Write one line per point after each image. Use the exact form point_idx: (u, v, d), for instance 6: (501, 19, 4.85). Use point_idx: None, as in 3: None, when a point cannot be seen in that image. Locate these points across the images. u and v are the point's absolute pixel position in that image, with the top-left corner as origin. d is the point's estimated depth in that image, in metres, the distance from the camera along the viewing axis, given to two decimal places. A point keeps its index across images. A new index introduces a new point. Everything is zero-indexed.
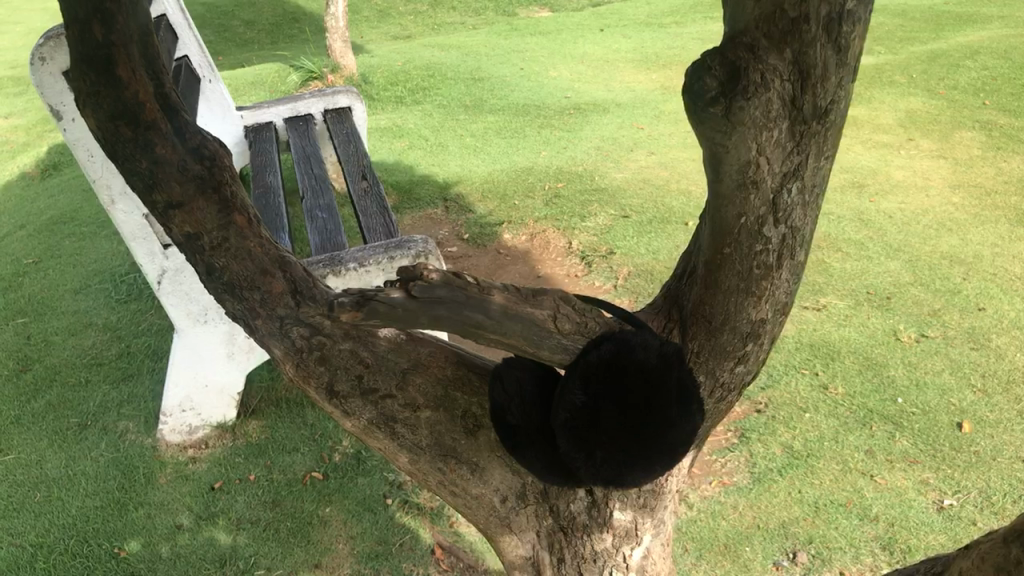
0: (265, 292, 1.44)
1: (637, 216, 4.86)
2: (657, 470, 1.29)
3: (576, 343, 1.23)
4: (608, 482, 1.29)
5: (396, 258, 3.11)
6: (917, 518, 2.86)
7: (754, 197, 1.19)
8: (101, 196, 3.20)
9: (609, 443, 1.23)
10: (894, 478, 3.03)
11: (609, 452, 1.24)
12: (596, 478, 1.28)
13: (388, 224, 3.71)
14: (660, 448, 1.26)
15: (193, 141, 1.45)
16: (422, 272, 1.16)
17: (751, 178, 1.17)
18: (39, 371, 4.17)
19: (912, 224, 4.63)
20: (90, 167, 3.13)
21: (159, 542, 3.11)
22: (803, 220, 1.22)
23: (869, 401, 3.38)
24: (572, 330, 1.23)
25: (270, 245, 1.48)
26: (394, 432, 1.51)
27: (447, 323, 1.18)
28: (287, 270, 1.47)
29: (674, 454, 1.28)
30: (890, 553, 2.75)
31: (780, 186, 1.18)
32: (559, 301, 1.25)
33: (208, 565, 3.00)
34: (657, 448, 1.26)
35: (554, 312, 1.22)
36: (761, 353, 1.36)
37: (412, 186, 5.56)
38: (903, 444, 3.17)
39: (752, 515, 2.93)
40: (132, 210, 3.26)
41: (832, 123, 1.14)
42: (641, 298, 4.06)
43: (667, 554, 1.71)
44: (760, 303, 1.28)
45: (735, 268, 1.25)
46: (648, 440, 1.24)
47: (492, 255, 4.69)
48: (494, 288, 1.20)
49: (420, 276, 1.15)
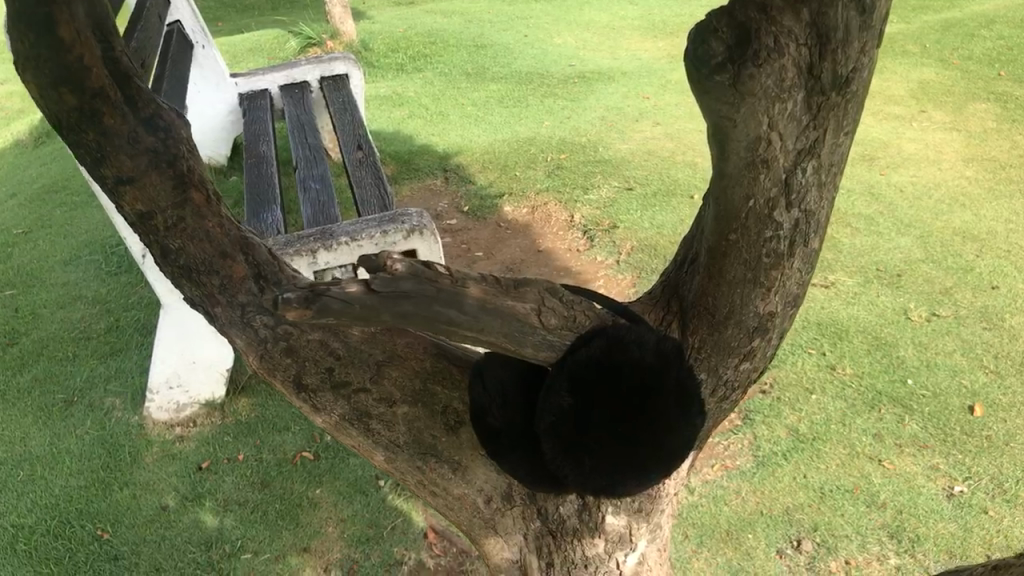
0: (225, 277, 1.31)
1: (641, 188, 4.72)
2: (654, 479, 1.17)
3: (562, 340, 1.10)
4: (597, 490, 1.17)
5: (388, 232, 2.97)
6: (927, 506, 2.75)
7: (764, 178, 1.05)
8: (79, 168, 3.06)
9: (599, 449, 1.12)
10: (903, 463, 2.92)
11: (599, 460, 1.12)
12: (586, 489, 1.17)
13: (382, 197, 3.58)
14: (656, 456, 1.14)
15: (147, 111, 1.31)
16: (383, 263, 0.94)
17: (761, 156, 1.04)
18: (26, 345, 4.06)
19: (924, 198, 4.49)
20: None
21: (144, 524, 3.02)
22: (819, 203, 1.09)
23: (878, 382, 3.26)
24: (558, 325, 1.10)
25: (233, 227, 1.34)
26: (369, 428, 1.39)
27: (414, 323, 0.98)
28: (249, 253, 1.34)
29: (671, 461, 1.17)
30: (897, 542, 2.64)
31: (794, 165, 1.05)
32: (543, 293, 1.10)
33: (194, 549, 2.91)
34: (652, 456, 1.14)
35: (537, 306, 1.08)
36: (769, 348, 1.24)
37: (411, 156, 5.42)
38: (912, 428, 3.05)
39: (756, 500, 2.82)
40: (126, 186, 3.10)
41: (855, 93, 1.00)
42: (644, 274, 3.94)
43: (664, 558, 1.59)
44: (769, 295, 1.16)
45: (741, 256, 1.12)
46: (643, 446, 1.13)
47: (491, 227, 4.56)
48: (470, 281, 1.02)
49: (381, 268, 0.93)
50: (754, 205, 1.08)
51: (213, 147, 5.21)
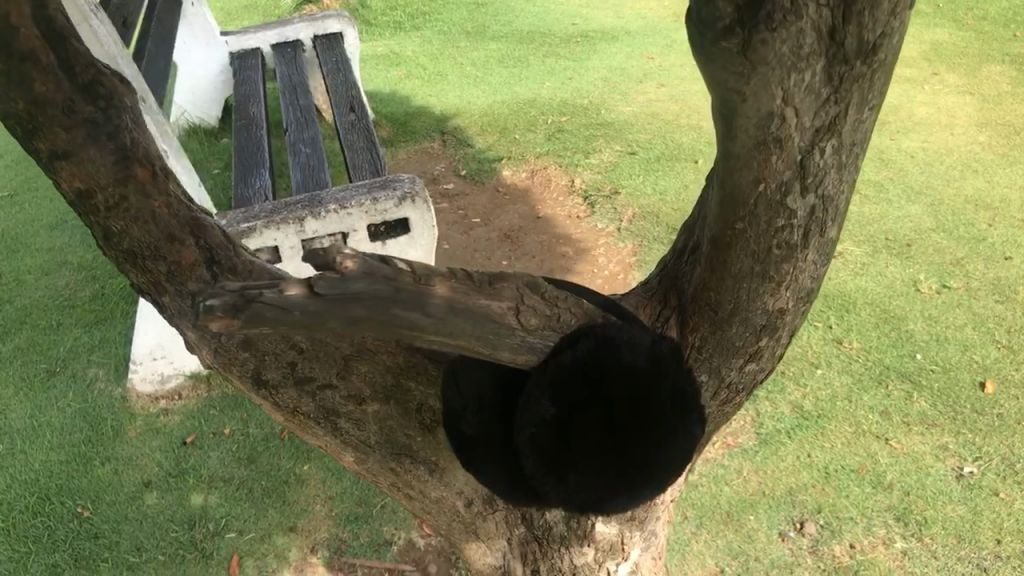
0: (173, 263, 1.18)
1: (644, 152, 4.56)
2: (647, 494, 1.05)
3: (545, 341, 0.96)
4: (585, 507, 1.05)
5: (379, 200, 2.85)
6: (935, 487, 2.63)
7: (777, 159, 0.91)
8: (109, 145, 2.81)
9: (584, 462, 1.00)
10: (911, 442, 2.79)
11: (584, 475, 1.01)
12: (570, 505, 1.05)
13: (375, 162, 3.43)
14: (649, 471, 1.02)
15: (85, 76, 1.16)
16: (329, 261, 0.78)
17: (773, 135, 0.89)
18: (9, 313, 3.94)
19: (936, 164, 4.33)
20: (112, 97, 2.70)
21: (125, 501, 2.91)
22: (838, 186, 0.96)
23: (886, 356, 3.13)
24: (540, 325, 0.96)
25: (183, 206, 1.20)
26: (337, 427, 1.28)
27: (368, 328, 0.84)
28: (200, 235, 1.20)
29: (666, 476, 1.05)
30: (904, 525, 2.53)
31: (810, 145, 0.91)
32: (523, 288, 0.96)
33: (177, 527, 2.81)
34: (645, 471, 1.02)
35: (516, 304, 0.94)
36: (777, 348, 1.11)
37: (407, 118, 5.25)
38: (921, 405, 2.93)
39: (758, 480, 2.71)
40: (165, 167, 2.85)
41: (883, 62, 0.86)
42: (646, 243, 3.80)
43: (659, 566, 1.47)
44: (778, 291, 1.03)
45: (749, 247, 0.99)
46: (633, 461, 1.01)
47: (489, 192, 4.42)
48: (437, 277, 0.89)
49: (327, 269, 0.78)
50: (763, 191, 0.94)
51: (205, 108, 5.07)
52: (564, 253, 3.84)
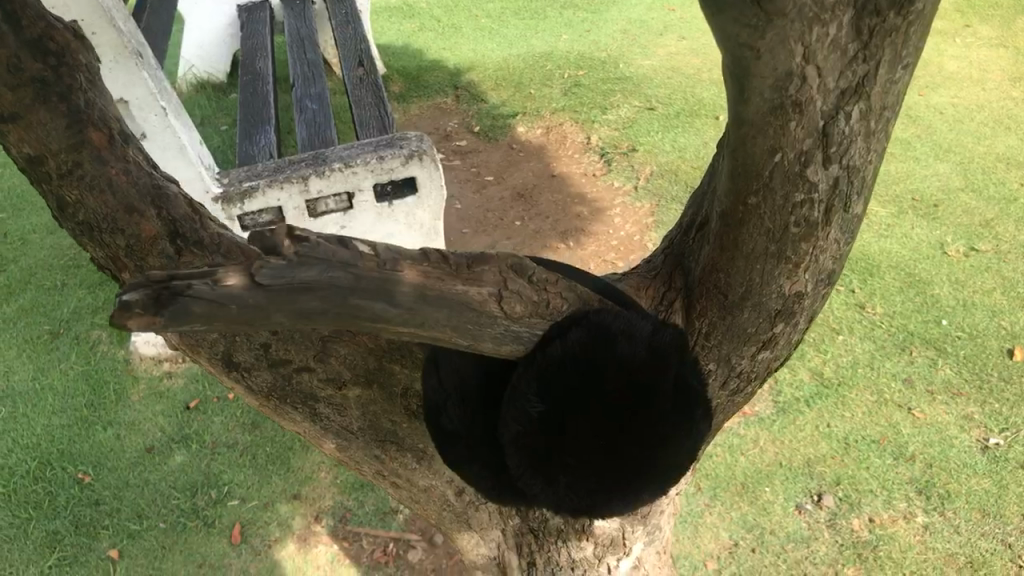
0: (132, 236, 1.08)
1: (663, 108, 4.40)
2: (645, 498, 0.95)
3: (530, 330, 0.87)
4: (578, 512, 0.96)
5: (385, 158, 2.72)
6: (959, 460, 2.52)
7: (795, 125, 0.80)
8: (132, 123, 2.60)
9: (576, 466, 0.90)
10: (935, 412, 2.68)
11: (576, 479, 0.90)
12: (563, 510, 0.95)
13: (382, 118, 3.30)
14: (648, 473, 0.92)
15: (31, 30, 1.05)
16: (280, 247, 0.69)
17: (793, 98, 0.78)
18: (14, 273, 3.84)
19: (966, 121, 4.16)
20: (97, 45, 2.46)
21: (126, 467, 2.85)
22: (864, 157, 0.85)
23: (909, 322, 3.01)
24: (525, 312, 0.86)
25: (143, 173, 1.10)
26: (316, 412, 1.18)
27: (324, 323, 0.74)
28: (162, 207, 1.09)
29: (667, 478, 0.95)
30: (926, 499, 2.43)
31: (834, 109, 0.80)
32: (506, 272, 0.86)
33: (178, 494, 2.74)
34: (643, 474, 0.92)
35: (498, 290, 0.84)
36: (794, 335, 1.01)
37: (420, 73, 5.11)
38: (945, 373, 2.81)
39: (775, 451, 2.60)
40: (164, 121, 2.62)
41: (920, 13, 0.74)
42: (663, 203, 3.67)
43: (662, 561, 1.38)
44: (797, 273, 0.92)
45: (763, 225, 0.88)
46: (631, 463, 0.90)
47: (503, 149, 4.28)
48: (405, 261, 0.78)
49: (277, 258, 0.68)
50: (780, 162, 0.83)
51: (213, 63, 4.92)
52: (579, 213, 3.72)
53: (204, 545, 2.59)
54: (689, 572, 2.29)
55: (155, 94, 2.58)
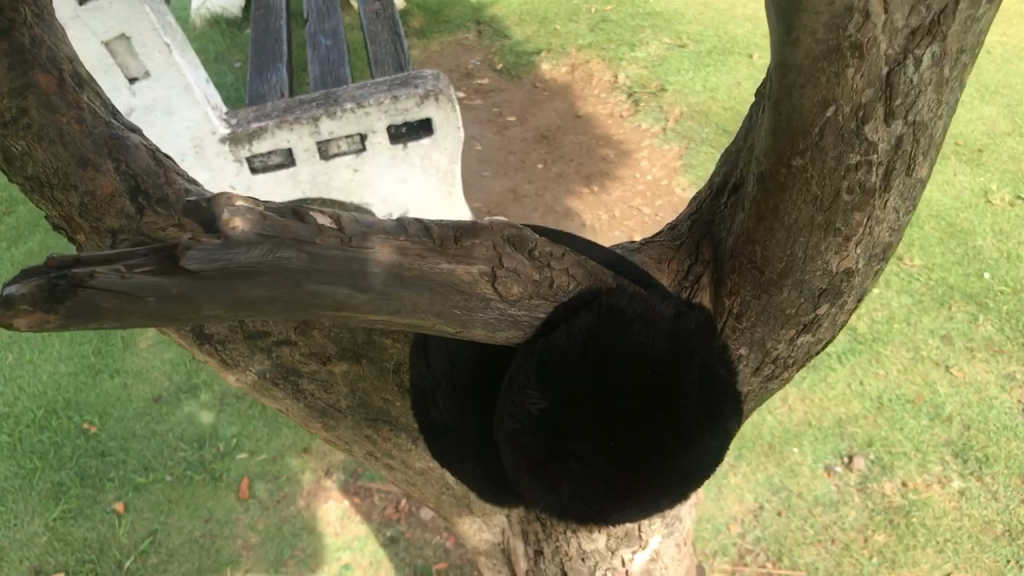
0: (86, 193, 0.95)
1: (694, 46, 4.18)
2: (664, 504, 0.83)
3: (525, 315, 0.75)
4: (585, 518, 0.84)
5: (399, 98, 2.48)
6: (999, 422, 2.37)
7: (854, 72, 0.65)
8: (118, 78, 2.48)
9: (582, 470, 0.78)
10: (973, 370, 2.52)
11: (581, 484, 0.79)
12: (570, 514, 0.84)
13: (398, 55, 3.13)
14: (664, 479, 0.80)
15: None
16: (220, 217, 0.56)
17: (852, 40, 0.63)
18: (22, 214, 3.69)
19: (1015, 62, 3.92)
20: None
21: (133, 417, 2.61)
22: (935, 111, 0.70)
23: (950, 275, 2.83)
24: (522, 294, 0.74)
25: (99, 122, 0.97)
26: (299, 388, 1.07)
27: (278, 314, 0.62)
28: (122, 159, 0.97)
29: (688, 482, 0.82)
30: (963, 462, 2.29)
31: (904, 54, 0.65)
32: (500, 247, 0.73)
33: (185, 447, 2.52)
34: (660, 480, 0.80)
35: (492, 268, 0.71)
36: (840, 317, 0.87)
37: (440, 7, 4.89)
38: (986, 329, 2.64)
39: (804, 410, 2.45)
40: (168, 59, 2.47)
41: None
42: (692, 147, 3.51)
43: (683, 552, 1.28)
44: (847, 248, 0.78)
45: (809, 191, 0.74)
46: (646, 467, 0.78)
47: (526, 88, 4.05)
48: (376, 235, 0.65)
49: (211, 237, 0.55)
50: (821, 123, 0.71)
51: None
52: (604, 155, 3.56)
53: (211, 499, 2.39)
54: (711, 535, 2.15)
55: (158, 32, 2.43)
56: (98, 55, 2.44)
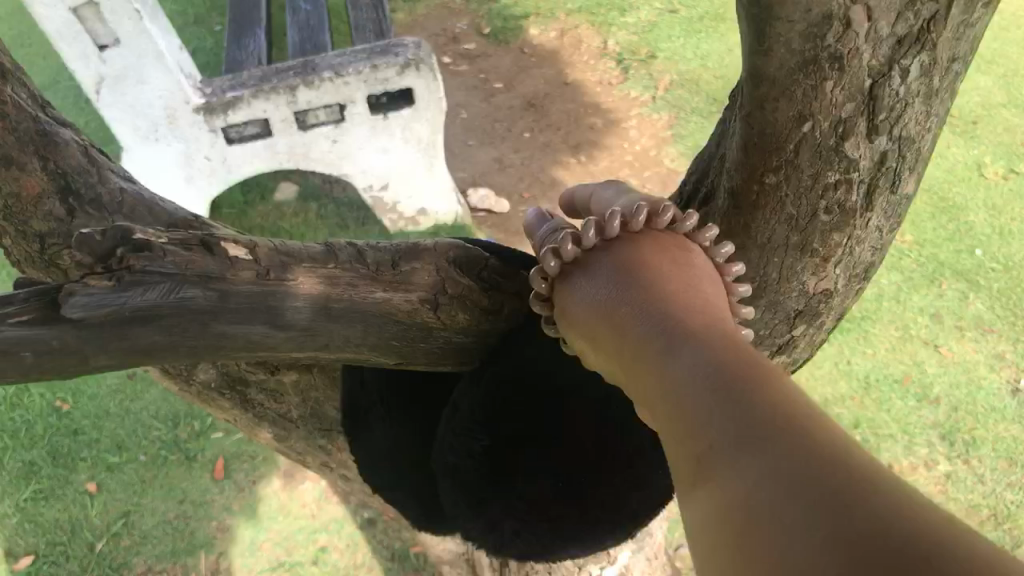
0: (11, 195, 0.89)
1: (686, 11, 4.00)
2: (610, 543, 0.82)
3: (456, 337, 0.73)
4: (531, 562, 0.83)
5: (379, 68, 2.39)
6: (987, 403, 2.31)
7: (835, 86, 0.59)
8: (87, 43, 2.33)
9: (527, 513, 0.76)
10: (962, 349, 2.43)
11: (525, 524, 0.77)
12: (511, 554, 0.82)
13: (380, 21, 3.02)
14: (613, 519, 0.79)
15: None
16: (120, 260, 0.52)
17: (831, 52, 0.57)
18: None
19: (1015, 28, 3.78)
20: None
21: (109, 394, 2.44)
22: (923, 124, 0.64)
23: (940, 251, 2.69)
24: (455, 316, 0.71)
25: (24, 116, 0.89)
26: (247, 398, 1.01)
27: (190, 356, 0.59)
28: (51, 156, 0.89)
29: (636, 522, 0.81)
30: (949, 445, 2.23)
31: (889, 64, 0.58)
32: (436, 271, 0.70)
33: (160, 425, 2.38)
34: (608, 519, 0.79)
35: (423, 294, 0.69)
36: (818, 333, 0.83)
37: None
38: (976, 307, 2.54)
39: None
40: (139, 26, 2.31)
41: None
42: (683, 116, 3.45)
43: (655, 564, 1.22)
44: (823, 268, 0.73)
45: (784, 211, 0.69)
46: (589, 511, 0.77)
47: (514, 55, 3.82)
48: (296, 265, 0.62)
49: (95, 287, 0.51)
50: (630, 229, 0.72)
51: None
52: (592, 124, 3.45)
53: (186, 480, 2.29)
54: None
55: None
56: (66, 21, 2.27)
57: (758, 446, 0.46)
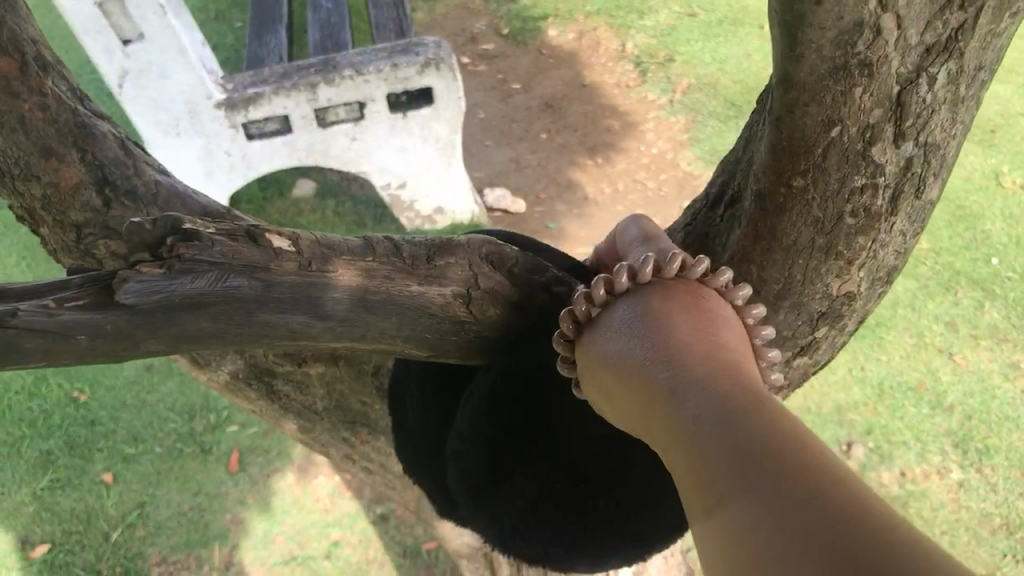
0: (50, 184, 0.91)
1: (705, 14, 4.00)
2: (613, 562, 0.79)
3: (490, 334, 0.75)
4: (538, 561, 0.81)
5: (400, 66, 2.41)
6: (1001, 412, 2.31)
7: (863, 92, 0.60)
8: (111, 39, 2.34)
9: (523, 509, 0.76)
10: (977, 358, 2.43)
11: (520, 520, 0.76)
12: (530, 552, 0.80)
13: (400, 20, 3.04)
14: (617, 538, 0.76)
15: None
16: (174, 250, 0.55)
17: (860, 58, 0.58)
18: None
19: None
20: None
21: (125, 386, 2.47)
22: (948, 130, 0.65)
23: (957, 260, 2.69)
24: (484, 310, 0.74)
25: (64, 108, 0.92)
26: (273, 390, 1.03)
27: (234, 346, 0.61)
28: (90, 149, 0.92)
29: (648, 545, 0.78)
30: (963, 454, 2.23)
31: (916, 71, 0.60)
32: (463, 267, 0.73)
33: (175, 418, 2.40)
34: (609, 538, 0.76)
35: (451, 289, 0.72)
36: (839, 338, 0.85)
37: None
38: (992, 317, 2.53)
39: (803, 395, 2.36)
40: (163, 21, 2.34)
41: None
42: (700, 120, 3.45)
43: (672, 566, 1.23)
44: (847, 271, 0.75)
45: (810, 214, 0.70)
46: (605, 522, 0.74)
47: (532, 55, 3.83)
48: (335, 255, 0.64)
49: (139, 271, 0.53)
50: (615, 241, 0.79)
51: None
52: (609, 127, 3.46)
53: (201, 472, 2.30)
54: None
55: None
56: (92, 15, 2.29)
57: (749, 475, 0.45)
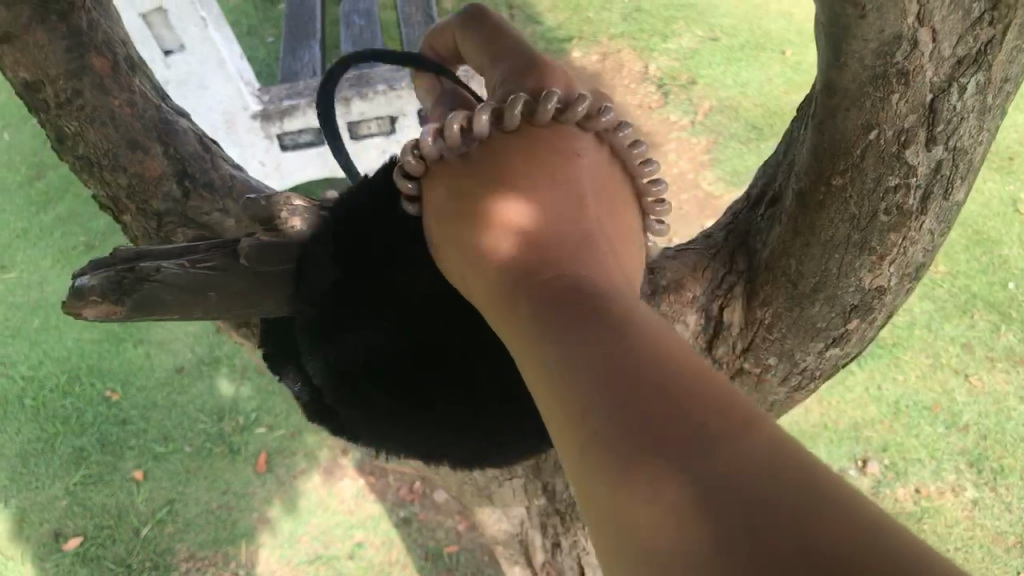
0: (135, 176, 0.98)
1: (727, 37, 4.06)
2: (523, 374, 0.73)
3: None
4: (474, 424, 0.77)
5: None
6: (1016, 433, 2.35)
7: (898, 98, 0.67)
8: (154, 51, 2.45)
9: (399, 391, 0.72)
10: (993, 380, 2.47)
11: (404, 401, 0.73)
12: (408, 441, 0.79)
13: None
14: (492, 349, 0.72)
15: None
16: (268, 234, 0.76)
17: (898, 67, 0.65)
18: None
19: None
20: None
21: (156, 386, 2.52)
22: (976, 136, 0.71)
23: (974, 283, 2.72)
24: None
25: (149, 104, 0.99)
26: None
27: None
28: (172, 143, 1.00)
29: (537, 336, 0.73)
30: (977, 473, 2.28)
31: (947, 81, 0.66)
32: None
33: (204, 419, 2.45)
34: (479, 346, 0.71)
35: None
36: (868, 331, 0.92)
37: None
38: (1008, 339, 2.57)
39: (821, 412, 2.41)
40: (204, 33, 2.46)
41: None
42: (721, 142, 3.51)
43: None
44: (879, 266, 0.81)
45: (847, 210, 0.77)
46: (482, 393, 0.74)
47: None
48: None
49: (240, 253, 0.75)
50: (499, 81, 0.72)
51: None
52: None
53: (230, 471, 2.36)
54: None
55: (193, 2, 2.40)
56: (137, 25, 2.40)
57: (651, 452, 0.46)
